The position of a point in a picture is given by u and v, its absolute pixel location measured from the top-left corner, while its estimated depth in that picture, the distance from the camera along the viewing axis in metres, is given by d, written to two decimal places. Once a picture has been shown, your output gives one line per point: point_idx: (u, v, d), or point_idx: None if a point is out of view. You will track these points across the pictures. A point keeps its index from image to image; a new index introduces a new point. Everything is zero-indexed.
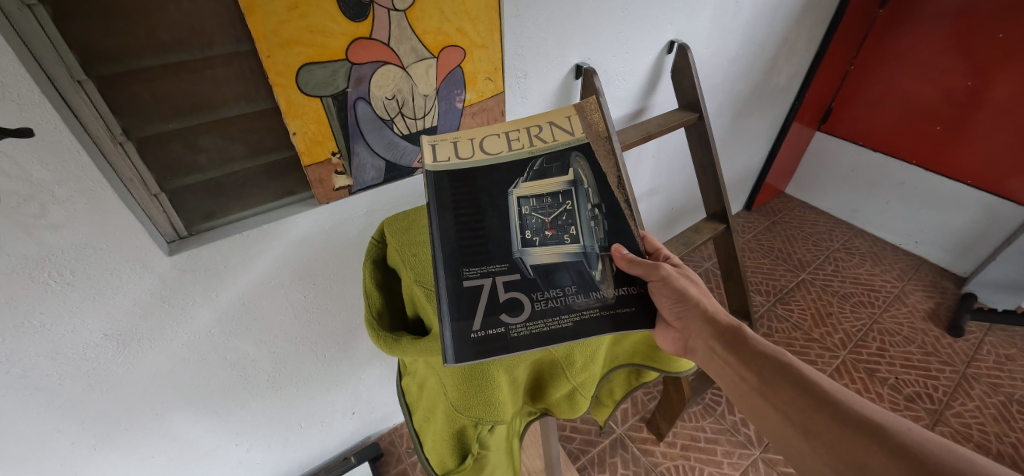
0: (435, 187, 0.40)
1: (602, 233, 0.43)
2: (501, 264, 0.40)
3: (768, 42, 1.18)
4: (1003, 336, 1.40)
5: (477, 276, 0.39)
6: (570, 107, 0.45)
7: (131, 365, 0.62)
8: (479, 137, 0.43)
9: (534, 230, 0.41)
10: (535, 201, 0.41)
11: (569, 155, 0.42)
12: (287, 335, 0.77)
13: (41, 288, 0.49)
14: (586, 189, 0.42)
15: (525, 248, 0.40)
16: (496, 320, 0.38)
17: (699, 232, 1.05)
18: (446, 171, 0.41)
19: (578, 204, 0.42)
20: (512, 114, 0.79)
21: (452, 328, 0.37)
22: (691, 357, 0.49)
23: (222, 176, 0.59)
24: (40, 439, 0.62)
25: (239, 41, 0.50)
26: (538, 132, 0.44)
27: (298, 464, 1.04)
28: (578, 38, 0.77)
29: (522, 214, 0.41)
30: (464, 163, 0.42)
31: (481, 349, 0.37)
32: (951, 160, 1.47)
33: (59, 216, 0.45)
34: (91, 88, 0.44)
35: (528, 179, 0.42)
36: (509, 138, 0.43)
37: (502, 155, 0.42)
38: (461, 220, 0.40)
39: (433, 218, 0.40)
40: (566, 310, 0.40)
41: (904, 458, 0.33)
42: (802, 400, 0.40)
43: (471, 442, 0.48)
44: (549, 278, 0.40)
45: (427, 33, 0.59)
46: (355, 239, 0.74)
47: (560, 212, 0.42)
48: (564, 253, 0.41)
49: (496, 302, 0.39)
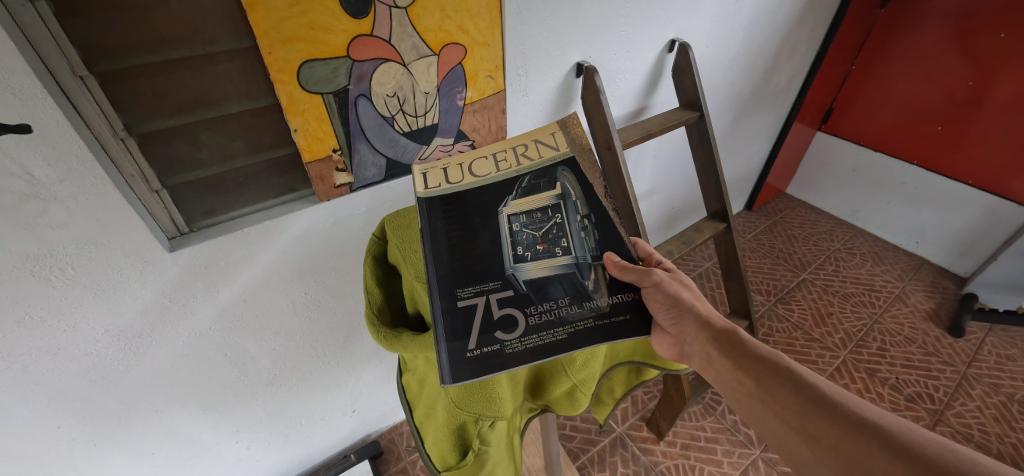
0: (428, 211, 0.42)
1: (594, 243, 0.43)
2: (495, 281, 0.40)
3: (770, 40, 1.17)
4: (1004, 337, 1.39)
5: (471, 296, 0.39)
6: (554, 123, 0.46)
7: (132, 362, 0.62)
8: (468, 162, 0.45)
9: (526, 245, 0.41)
10: (525, 217, 0.42)
11: (555, 170, 0.43)
12: (288, 332, 0.77)
13: (43, 283, 0.49)
14: (574, 202, 0.43)
15: (518, 263, 0.40)
16: (490, 338, 0.38)
17: (700, 231, 1.04)
18: (438, 196, 0.42)
19: (568, 217, 0.42)
20: (512, 113, 0.79)
21: (447, 348, 0.37)
22: (688, 362, 0.50)
23: (224, 172, 0.59)
24: (41, 435, 0.62)
25: (241, 38, 0.51)
26: (524, 151, 0.45)
27: (298, 462, 1.04)
28: (579, 36, 0.77)
29: (514, 231, 0.42)
30: (454, 187, 0.43)
31: (476, 368, 0.36)
32: (953, 160, 1.46)
33: (59, 211, 0.45)
34: (93, 84, 0.44)
35: (517, 197, 0.43)
36: (497, 160, 0.45)
37: (491, 177, 0.44)
38: (453, 241, 0.41)
39: (427, 241, 0.40)
40: (560, 323, 0.39)
41: (906, 459, 0.33)
42: (800, 403, 0.39)
43: (472, 437, 0.48)
44: (542, 291, 0.40)
45: (427, 30, 0.59)
46: (356, 236, 0.74)
47: (550, 225, 0.42)
48: (556, 266, 0.41)
49: (490, 319, 0.38)
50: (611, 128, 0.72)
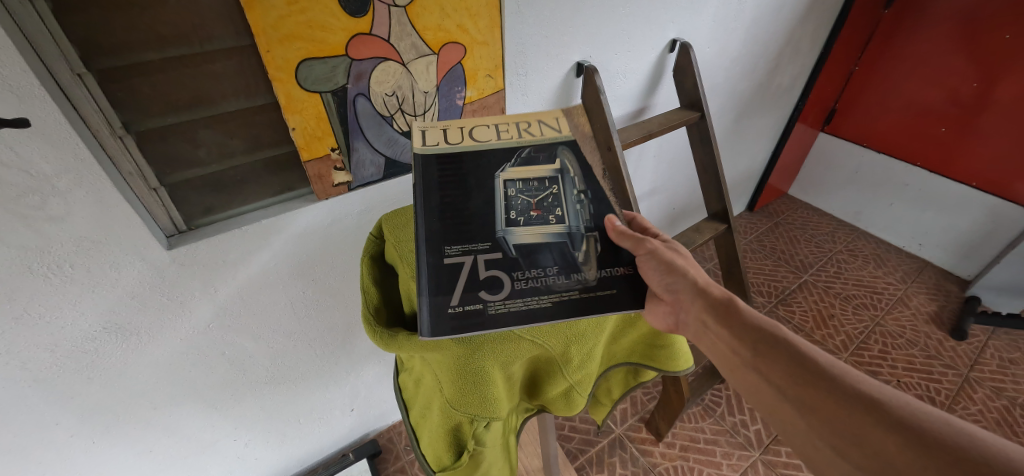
0: (424, 167, 0.42)
1: (588, 215, 0.44)
2: (484, 243, 0.40)
3: (772, 40, 1.17)
4: (1007, 340, 1.38)
5: (459, 254, 0.39)
6: (559, 110, 0.48)
7: (129, 358, 0.62)
8: (469, 127, 0.45)
9: (519, 211, 0.41)
10: (521, 184, 0.42)
11: (556, 147, 0.45)
12: (287, 331, 0.77)
13: (41, 280, 0.49)
14: (571, 177, 0.44)
15: (509, 227, 0.40)
16: (474, 297, 0.38)
17: (700, 232, 1.04)
18: (434, 154, 0.42)
19: (564, 189, 0.43)
20: (512, 112, 0.79)
21: (429, 301, 0.37)
22: (681, 330, 0.49)
23: (222, 170, 0.59)
24: (39, 432, 0.62)
25: (239, 36, 0.51)
26: (527, 128, 0.46)
27: (296, 461, 1.04)
28: (579, 35, 0.77)
29: (509, 195, 0.42)
30: (452, 148, 0.43)
31: (456, 324, 0.36)
32: (957, 162, 1.45)
33: (58, 209, 0.46)
34: (91, 81, 0.44)
35: (516, 165, 0.43)
36: (499, 130, 0.45)
37: (491, 143, 0.44)
38: (446, 201, 0.41)
39: (420, 195, 0.40)
40: (546, 291, 0.39)
41: (902, 432, 0.33)
42: (798, 375, 0.39)
43: (466, 438, 0.47)
44: (531, 257, 0.40)
45: (427, 29, 0.59)
46: (353, 235, 0.74)
47: (547, 194, 0.42)
48: (548, 234, 0.41)
49: (476, 278, 0.38)
50: (610, 128, 0.73)
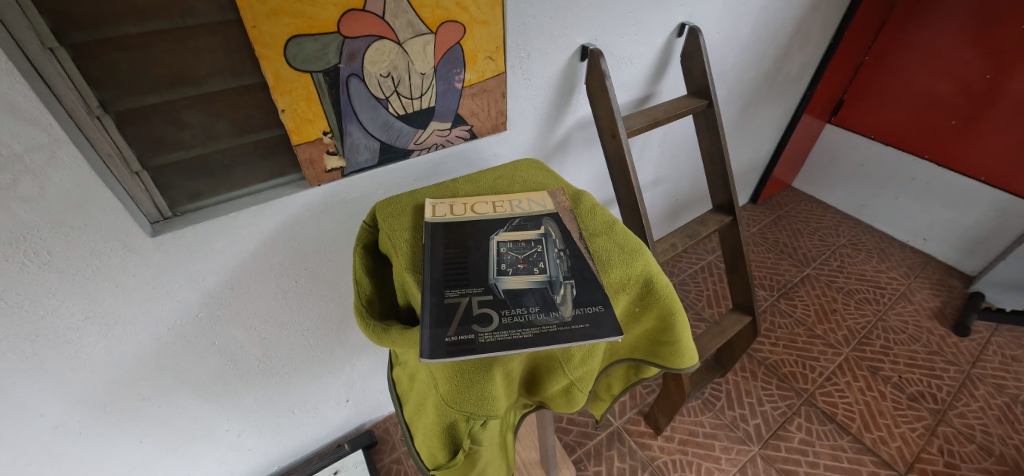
0: (432, 231, 0.51)
1: (567, 267, 0.47)
2: (478, 287, 0.44)
3: (783, 27, 1.13)
4: (1010, 337, 1.37)
5: (457, 296, 0.43)
6: (543, 192, 0.58)
7: (113, 348, 0.60)
8: (471, 203, 0.56)
9: (509, 264, 0.47)
10: (512, 244, 0.49)
11: (542, 218, 0.53)
12: (279, 321, 0.75)
13: (17, 267, 0.47)
14: (554, 239, 0.50)
15: (499, 276, 0.45)
16: (467, 329, 0.39)
17: (704, 224, 1.01)
18: (441, 223, 0.52)
19: (547, 248, 0.49)
20: (513, 97, 0.75)
21: (429, 332, 0.39)
22: None
23: (208, 155, 0.56)
24: (22, 424, 0.60)
25: (224, 10, 0.47)
26: (518, 204, 0.56)
27: (291, 451, 1.03)
28: (585, 17, 0.74)
29: (500, 252, 0.48)
30: (457, 218, 0.53)
31: (448, 349, 0.37)
32: (966, 155, 1.42)
33: (32, 191, 0.43)
34: (63, 56, 0.41)
35: (507, 230, 0.51)
36: (495, 206, 0.56)
37: (487, 215, 0.54)
38: (449, 257, 0.47)
39: (428, 250, 0.48)
40: (528, 325, 0.40)
41: None
42: None
43: (461, 437, 0.44)
44: (516, 298, 0.43)
45: (424, 6, 0.55)
46: (347, 222, 0.71)
47: (532, 251, 0.48)
48: (532, 281, 0.45)
49: (469, 314, 0.41)
50: (616, 117, 0.78)
